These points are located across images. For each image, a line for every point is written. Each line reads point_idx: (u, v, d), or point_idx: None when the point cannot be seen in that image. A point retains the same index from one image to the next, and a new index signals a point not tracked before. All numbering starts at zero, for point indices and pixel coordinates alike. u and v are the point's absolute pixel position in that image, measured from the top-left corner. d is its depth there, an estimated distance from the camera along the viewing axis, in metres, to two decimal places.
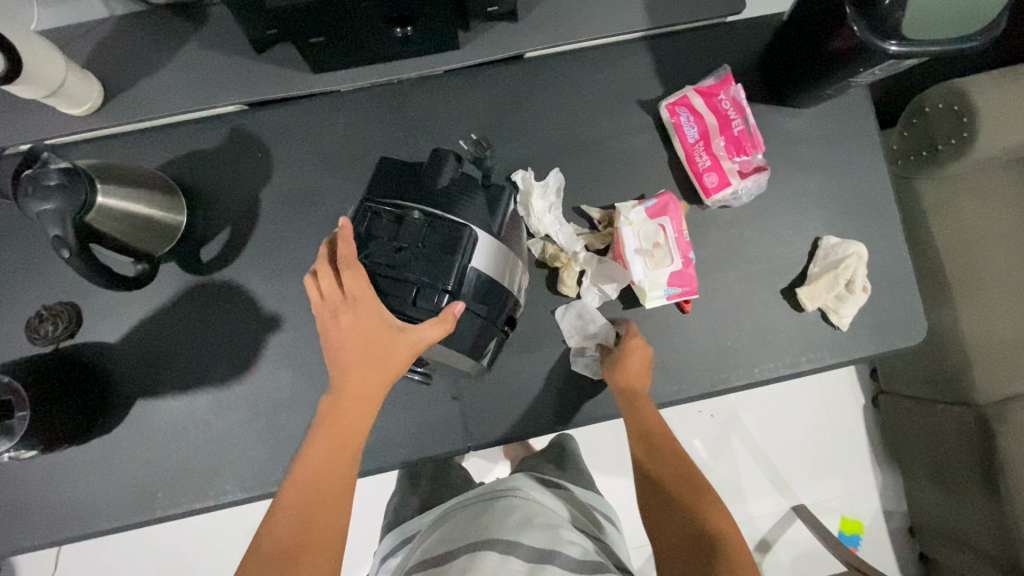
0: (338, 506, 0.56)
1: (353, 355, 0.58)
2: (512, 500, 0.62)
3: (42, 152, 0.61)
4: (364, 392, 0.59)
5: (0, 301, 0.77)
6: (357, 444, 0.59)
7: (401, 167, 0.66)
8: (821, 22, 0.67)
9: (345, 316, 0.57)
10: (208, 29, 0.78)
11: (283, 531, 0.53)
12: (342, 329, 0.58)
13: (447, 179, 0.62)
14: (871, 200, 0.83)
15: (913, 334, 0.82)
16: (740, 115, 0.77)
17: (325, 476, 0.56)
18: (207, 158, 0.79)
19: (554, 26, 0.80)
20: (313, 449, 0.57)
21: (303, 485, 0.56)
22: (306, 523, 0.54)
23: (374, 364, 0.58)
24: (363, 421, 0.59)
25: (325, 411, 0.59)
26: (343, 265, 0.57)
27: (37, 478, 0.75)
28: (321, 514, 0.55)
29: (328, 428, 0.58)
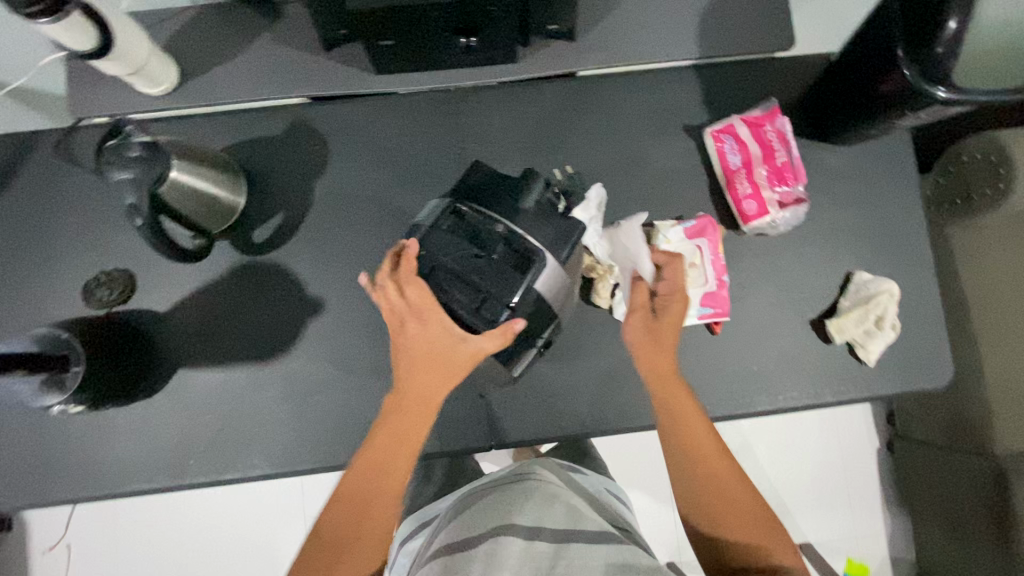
0: (388, 500, 0.63)
1: (413, 369, 0.63)
2: (530, 484, 0.65)
3: (127, 125, 0.65)
4: (423, 398, 0.64)
5: (61, 263, 0.81)
6: (414, 445, 0.64)
7: (490, 176, 0.68)
8: (870, 63, 0.69)
9: (410, 326, 0.62)
10: (282, 24, 0.82)
11: (342, 519, 0.62)
12: (408, 337, 0.62)
13: (533, 200, 0.64)
14: (905, 241, 0.84)
15: (938, 377, 0.83)
16: (784, 147, 0.80)
17: (380, 474, 0.63)
18: (268, 145, 0.83)
19: (609, 48, 0.83)
20: (371, 448, 0.64)
21: (360, 480, 0.63)
22: (360, 515, 0.62)
23: (432, 376, 0.63)
24: (418, 429, 0.65)
25: (390, 411, 0.65)
26: (405, 276, 0.61)
27: (76, 434, 0.78)
28: (373, 509, 0.62)
29: (387, 430, 0.64)
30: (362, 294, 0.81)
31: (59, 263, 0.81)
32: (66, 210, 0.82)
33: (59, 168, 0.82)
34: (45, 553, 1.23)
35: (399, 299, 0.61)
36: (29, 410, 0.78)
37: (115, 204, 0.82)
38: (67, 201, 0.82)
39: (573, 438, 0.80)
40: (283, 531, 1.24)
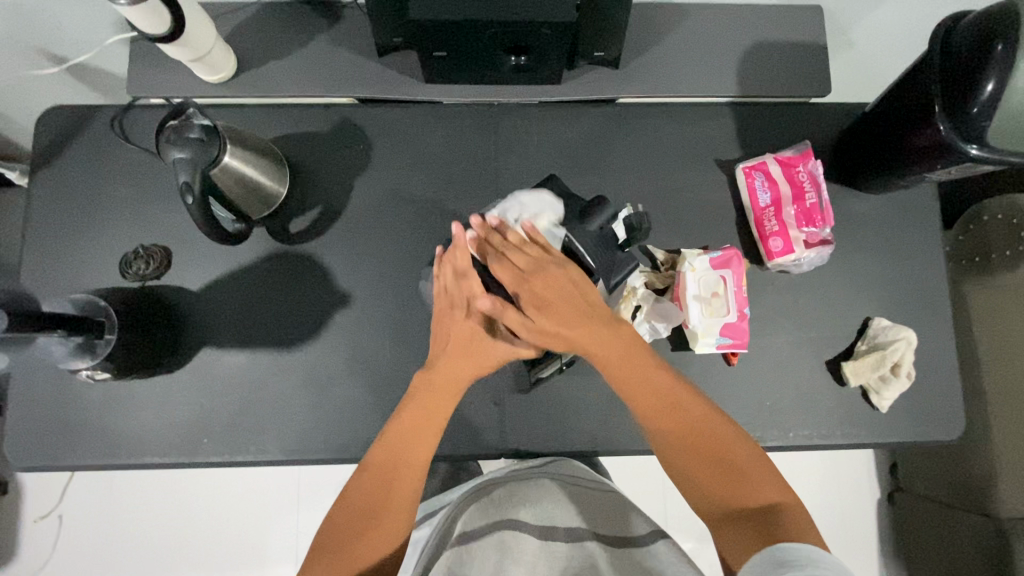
0: (414, 473, 0.65)
1: (451, 348, 0.68)
2: (543, 482, 0.73)
3: (190, 108, 0.68)
4: (454, 380, 0.68)
5: (103, 234, 0.83)
6: (441, 423, 0.68)
7: (562, 194, 0.78)
8: (905, 117, 0.71)
9: (459, 314, 0.68)
10: (340, 26, 0.84)
11: (368, 488, 0.64)
12: (452, 323, 0.68)
13: (593, 227, 0.75)
14: (925, 293, 0.86)
15: (948, 430, 0.83)
16: (815, 190, 0.82)
17: (409, 447, 0.66)
18: (314, 140, 0.86)
19: (652, 79, 0.86)
20: (400, 423, 0.67)
21: (388, 451, 0.66)
22: (386, 484, 0.64)
23: (468, 359, 0.68)
24: (445, 405, 0.68)
25: (417, 388, 0.69)
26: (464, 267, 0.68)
27: (97, 401, 0.79)
28: (399, 479, 0.65)
29: (416, 406, 0.68)
30: (389, 292, 0.83)
31: (100, 233, 0.83)
32: (113, 183, 0.84)
33: (111, 143, 0.85)
34: (35, 521, 1.23)
35: (455, 287, 0.69)
36: (53, 374, 0.79)
37: (160, 183, 0.84)
38: (114, 175, 0.84)
39: (582, 455, 0.81)
40: (275, 522, 1.24)
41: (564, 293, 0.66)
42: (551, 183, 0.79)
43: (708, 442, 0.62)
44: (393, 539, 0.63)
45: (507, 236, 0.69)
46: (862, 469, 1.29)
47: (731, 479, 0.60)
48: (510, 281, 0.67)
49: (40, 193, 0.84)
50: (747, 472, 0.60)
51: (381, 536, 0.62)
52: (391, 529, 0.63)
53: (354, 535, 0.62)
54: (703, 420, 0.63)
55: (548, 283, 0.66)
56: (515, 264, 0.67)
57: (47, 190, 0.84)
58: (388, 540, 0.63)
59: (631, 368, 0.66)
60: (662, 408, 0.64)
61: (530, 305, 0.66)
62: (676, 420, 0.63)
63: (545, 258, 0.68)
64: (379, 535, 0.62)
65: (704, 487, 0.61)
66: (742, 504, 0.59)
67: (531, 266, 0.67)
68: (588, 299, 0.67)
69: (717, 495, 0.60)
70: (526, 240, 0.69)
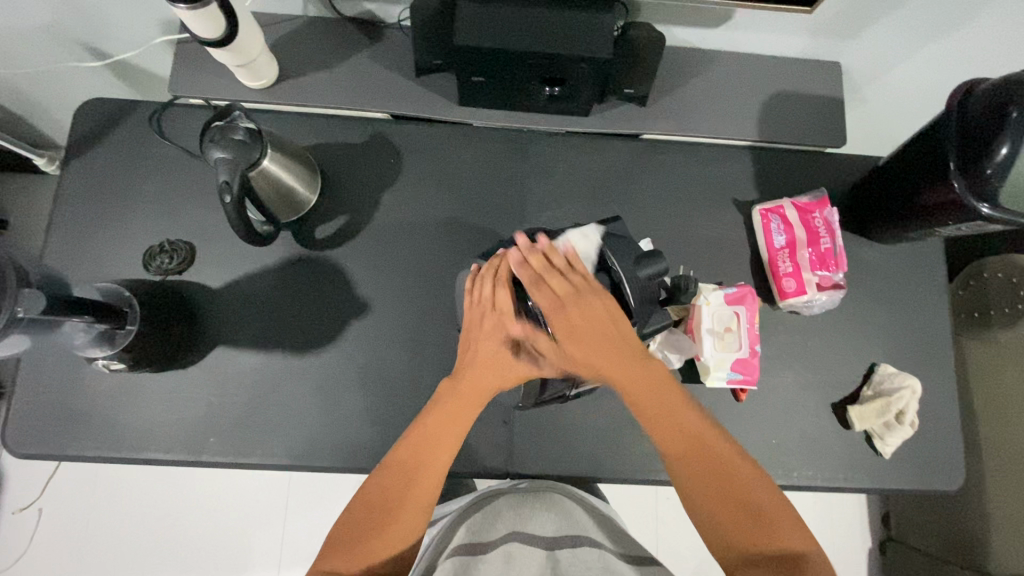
0: (433, 473, 0.67)
1: (481, 354, 0.70)
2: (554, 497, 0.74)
3: (236, 110, 0.70)
4: (480, 388, 0.70)
5: (129, 226, 0.84)
6: (463, 428, 0.69)
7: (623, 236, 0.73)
8: (920, 173, 0.75)
9: (489, 323, 0.69)
10: (382, 45, 0.87)
11: (387, 485, 0.66)
12: (482, 331, 0.70)
13: (644, 276, 0.70)
14: (930, 343, 0.88)
15: (949, 480, 0.84)
16: (829, 236, 0.84)
17: (431, 451, 0.68)
18: (347, 151, 0.88)
19: (677, 117, 0.89)
20: (423, 426, 0.69)
21: (409, 451, 0.68)
22: (406, 483, 0.66)
23: (495, 371, 0.69)
24: (471, 409, 0.70)
25: (445, 392, 0.70)
26: (501, 280, 0.69)
27: (105, 392, 0.79)
28: (419, 480, 0.67)
29: (441, 411, 0.69)
30: (408, 304, 0.84)
31: (128, 225, 0.84)
32: (144, 177, 0.86)
33: (146, 139, 0.86)
34: (14, 513, 1.19)
35: (492, 295, 0.69)
36: (64, 361, 0.79)
37: (192, 180, 0.86)
38: (147, 170, 0.86)
39: (588, 480, 0.81)
40: (262, 530, 1.21)
41: (596, 319, 0.66)
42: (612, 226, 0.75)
43: (707, 465, 0.63)
44: (409, 537, 0.65)
45: (554, 260, 0.68)
46: (854, 515, 1.29)
47: (751, 520, 0.61)
48: (549, 310, 0.67)
49: (71, 181, 0.85)
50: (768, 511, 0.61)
51: (397, 533, 0.64)
52: (408, 527, 0.65)
53: (372, 530, 0.64)
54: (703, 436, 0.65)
55: (584, 312, 0.66)
56: (553, 291, 0.67)
57: (78, 179, 0.85)
58: (404, 539, 0.65)
59: (662, 407, 0.66)
60: (681, 445, 0.65)
61: (563, 330, 0.67)
62: (696, 458, 0.64)
63: (584, 286, 0.67)
64: (397, 533, 0.64)
65: (722, 525, 0.62)
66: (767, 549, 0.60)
67: (568, 294, 0.66)
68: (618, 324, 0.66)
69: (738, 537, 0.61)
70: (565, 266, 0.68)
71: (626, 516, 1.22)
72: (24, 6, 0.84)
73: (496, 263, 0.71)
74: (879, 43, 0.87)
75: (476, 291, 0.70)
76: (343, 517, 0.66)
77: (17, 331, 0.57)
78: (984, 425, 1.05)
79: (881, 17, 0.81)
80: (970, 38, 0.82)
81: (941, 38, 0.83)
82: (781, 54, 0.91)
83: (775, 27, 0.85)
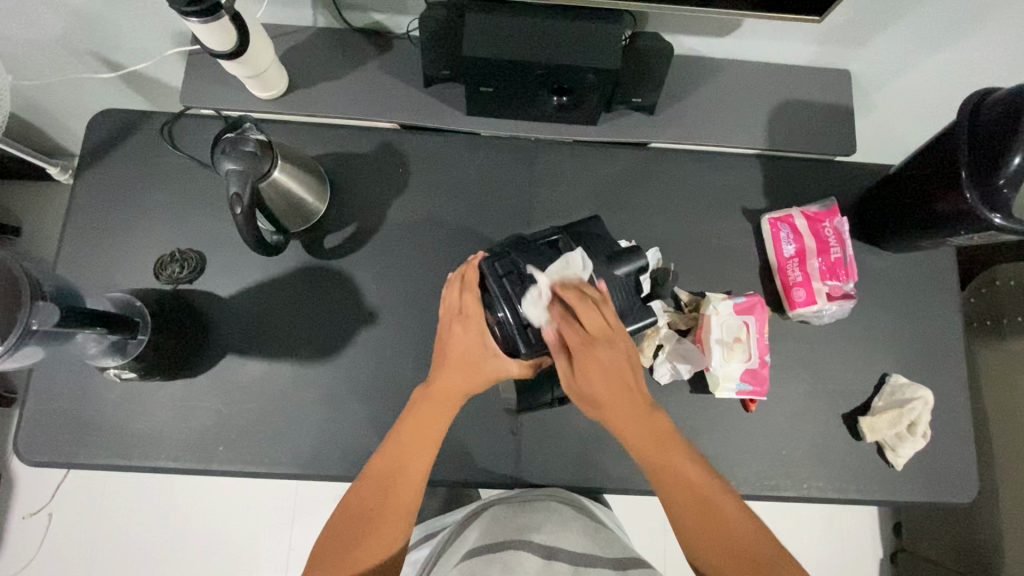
0: (411, 480, 0.67)
1: (448, 363, 0.69)
2: (551, 506, 0.74)
3: (246, 122, 0.70)
4: (450, 394, 0.69)
5: (140, 235, 0.85)
6: (437, 433, 0.69)
7: (602, 234, 0.71)
8: (931, 181, 0.74)
9: (456, 327, 0.67)
10: (390, 55, 0.88)
11: (369, 492, 0.66)
12: (450, 336, 0.68)
13: (621, 273, 0.68)
14: (941, 352, 0.87)
15: (962, 491, 0.83)
16: (840, 246, 0.84)
17: (407, 458, 0.67)
18: (355, 160, 0.89)
19: (685, 125, 0.88)
20: (399, 433, 0.68)
21: (389, 459, 0.67)
22: (384, 492, 0.66)
23: (463, 375, 0.68)
24: (442, 417, 0.69)
25: (418, 399, 0.69)
26: (467, 285, 0.67)
27: (116, 400, 0.79)
28: (398, 488, 0.66)
29: (415, 418, 0.68)
30: (415, 313, 0.84)
31: (139, 234, 0.85)
32: (156, 186, 0.86)
33: (158, 149, 0.87)
34: (24, 518, 1.20)
35: (459, 300, 0.67)
36: (75, 370, 0.80)
37: (202, 190, 0.86)
38: (158, 179, 0.87)
39: (596, 490, 0.81)
40: (268, 538, 1.21)
41: (620, 370, 0.64)
42: (590, 222, 0.73)
43: (700, 509, 0.65)
44: (391, 543, 0.65)
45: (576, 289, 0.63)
46: (863, 527, 1.27)
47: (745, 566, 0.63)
48: (577, 350, 0.63)
49: (84, 191, 0.86)
50: (762, 558, 0.63)
51: (379, 538, 0.65)
52: (388, 533, 0.65)
53: (354, 538, 0.65)
54: (703, 484, 0.66)
55: (608, 360, 0.63)
56: (586, 330, 0.62)
57: (90, 189, 0.86)
58: (385, 546, 0.65)
59: (666, 457, 0.66)
60: (683, 495, 0.65)
61: (584, 371, 0.64)
62: (697, 509, 0.65)
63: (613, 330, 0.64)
64: (377, 540, 0.65)
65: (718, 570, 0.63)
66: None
67: (598, 338, 0.63)
68: (634, 377, 0.65)
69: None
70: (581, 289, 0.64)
71: (634, 526, 1.21)
72: (40, 19, 0.85)
73: (464, 267, 0.68)
74: (887, 51, 0.86)
75: (445, 298, 0.69)
76: (328, 521, 0.67)
77: (33, 343, 0.58)
78: (998, 436, 1.03)
79: (890, 25, 0.81)
80: (981, 45, 0.82)
81: (952, 45, 0.83)
82: (790, 61, 0.91)
83: (783, 35, 0.85)
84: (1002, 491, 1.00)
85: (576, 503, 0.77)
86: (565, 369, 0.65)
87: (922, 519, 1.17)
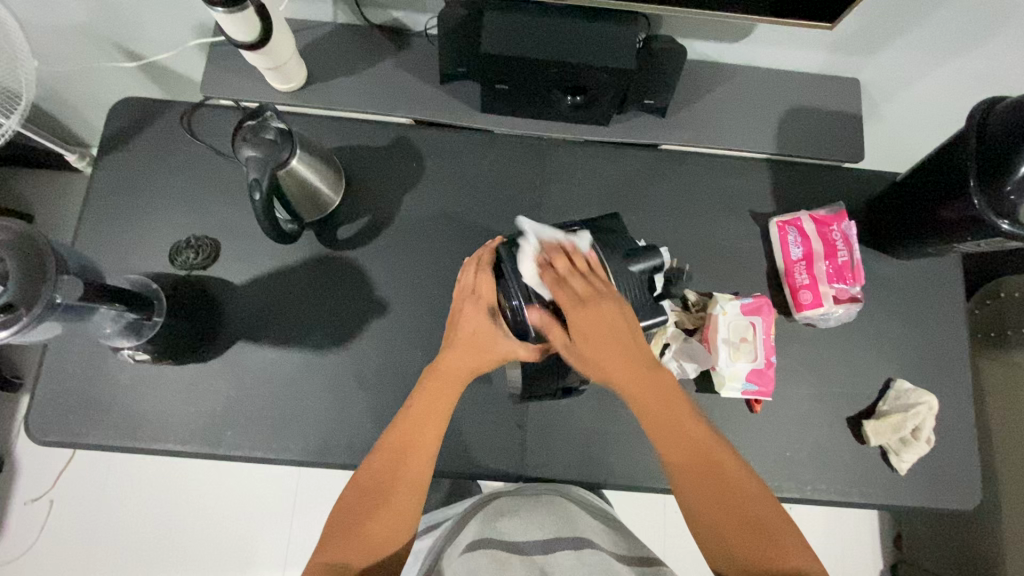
0: (422, 456, 0.67)
1: (458, 342, 0.70)
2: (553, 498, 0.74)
3: (267, 110, 0.72)
4: (458, 372, 0.70)
5: (155, 221, 0.86)
6: (447, 411, 0.70)
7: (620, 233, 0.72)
8: (939, 188, 0.75)
9: (467, 306, 0.70)
10: (407, 52, 0.89)
11: (379, 467, 0.66)
12: (461, 316, 0.70)
13: (636, 270, 0.68)
14: (946, 358, 0.87)
15: (965, 498, 0.83)
16: (847, 250, 0.85)
17: (417, 434, 0.68)
18: (370, 153, 0.90)
19: (696, 128, 0.90)
20: (410, 407, 0.69)
21: (400, 433, 0.68)
22: (396, 464, 0.66)
23: (471, 353, 0.70)
24: (453, 391, 0.70)
25: (426, 376, 0.71)
26: (479, 267, 0.70)
27: (127, 382, 0.80)
28: (408, 462, 0.67)
29: (425, 394, 0.69)
30: (425, 306, 0.85)
31: (156, 220, 0.86)
32: (174, 174, 0.88)
33: (177, 137, 0.89)
34: (26, 503, 1.21)
35: (474, 280, 0.70)
36: (88, 351, 0.81)
37: (219, 179, 0.88)
38: (176, 167, 0.88)
39: (599, 485, 0.81)
40: (266, 531, 1.21)
41: (615, 331, 0.63)
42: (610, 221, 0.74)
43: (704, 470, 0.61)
44: (401, 523, 0.64)
45: (577, 261, 0.66)
46: (864, 537, 1.27)
47: (751, 534, 0.58)
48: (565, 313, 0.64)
49: (103, 176, 0.87)
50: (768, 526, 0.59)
51: (391, 513, 0.64)
52: (399, 511, 0.65)
53: (364, 515, 0.64)
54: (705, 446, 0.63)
55: (600, 314, 0.63)
56: (575, 290, 0.64)
57: (109, 175, 0.88)
58: (398, 522, 0.64)
59: (671, 416, 0.64)
60: (684, 449, 0.62)
61: (577, 332, 0.63)
62: (704, 471, 0.61)
63: (604, 290, 0.64)
64: (388, 517, 0.64)
65: (721, 537, 0.59)
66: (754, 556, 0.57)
67: (592, 295, 0.64)
68: (637, 339, 0.63)
69: (738, 557, 0.58)
70: (589, 269, 0.66)
71: (633, 529, 1.21)
72: (66, 7, 0.87)
73: (481, 252, 0.72)
74: (897, 60, 0.88)
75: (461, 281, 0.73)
76: (337, 503, 0.66)
77: (55, 317, 0.59)
78: (1000, 448, 1.03)
79: (902, 33, 0.82)
80: (991, 57, 0.83)
81: (963, 55, 0.84)
82: (800, 69, 0.93)
83: (795, 41, 0.87)
84: (1004, 503, 1.00)
85: (578, 494, 0.77)
86: (561, 336, 0.65)
87: (924, 531, 1.17)
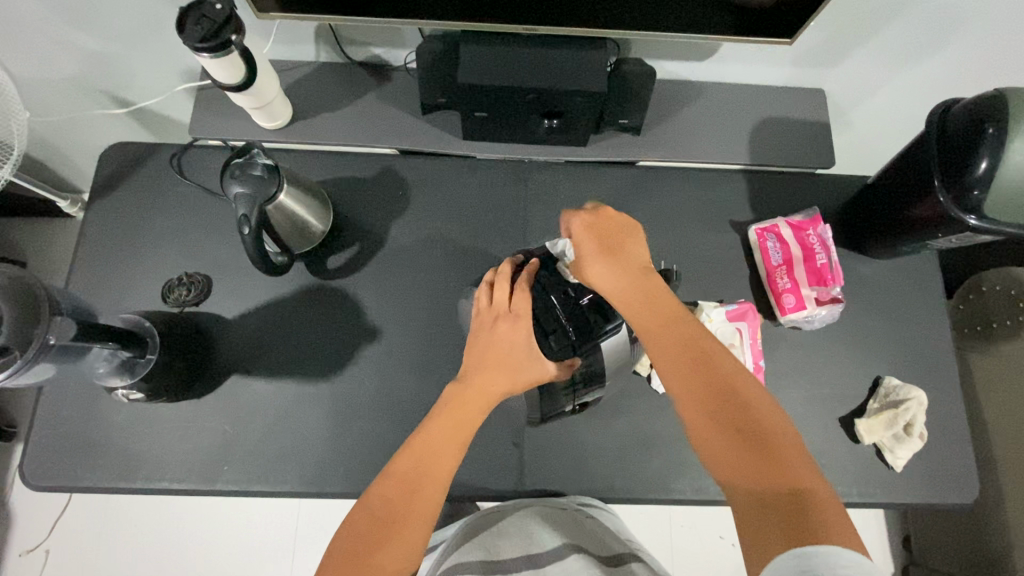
0: (438, 479, 0.63)
1: (487, 361, 0.68)
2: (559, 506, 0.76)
3: (254, 148, 0.75)
4: (485, 393, 0.67)
5: (149, 261, 0.88)
6: (467, 434, 0.66)
7: None
8: (910, 188, 0.78)
9: (501, 324, 0.69)
10: (389, 86, 0.92)
11: (392, 492, 0.61)
12: (495, 334, 0.69)
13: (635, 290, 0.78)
14: (931, 353, 0.89)
15: (961, 492, 0.83)
16: (825, 252, 0.87)
17: (436, 455, 0.64)
18: (358, 183, 0.93)
19: (673, 142, 0.92)
20: (428, 431, 0.66)
21: (416, 457, 0.63)
22: (411, 489, 0.61)
23: (502, 371, 0.68)
24: (477, 413, 0.67)
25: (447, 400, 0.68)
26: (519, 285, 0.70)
27: (122, 423, 0.80)
28: (424, 487, 0.62)
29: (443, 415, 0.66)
30: (417, 330, 0.86)
31: (149, 258, 0.88)
32: (168, 213, 0.90)
33: (168, 178, 0.91)
34: (21, 555, 1.18)
35: (509, 300, 0.70)
36: (84, 393, 0.81)
37: (210, 216, 0.90)
38: (170, 207, 0.90)
39: (598, 500, 0.81)
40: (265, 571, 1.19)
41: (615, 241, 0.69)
42: None
43: (718, 387, 0.56)
44: (411, 556, 0.59)
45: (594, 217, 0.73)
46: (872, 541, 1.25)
47: (766, 436, 0.52)
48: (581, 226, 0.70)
49: (95, 219, 0.89)
50: (784, 446, 0.52)
51: (404, 541, 0.59)
52: (415, 537, 0.59)
53: (377, 541, 0.58)
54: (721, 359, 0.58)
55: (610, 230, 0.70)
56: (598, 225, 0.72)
57: (102, 217, 0.89)
58: (411, 551, 0.59)
59: (675, 329, 0.61)
60: (680, 349, 0.59)
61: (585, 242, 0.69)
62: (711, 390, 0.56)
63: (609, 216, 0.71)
64: (402, 544, 0.58)
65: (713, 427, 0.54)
66: (756, 447, 0.52)
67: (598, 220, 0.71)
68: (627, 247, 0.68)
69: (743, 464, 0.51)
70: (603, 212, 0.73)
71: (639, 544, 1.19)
72: (58, 59, 0.90)
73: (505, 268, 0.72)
74: (858, 69, 0.92)
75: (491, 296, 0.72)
76: (339, 527, 0.61)
77: (48, 359, 0.60)
78: (998, 441, 1.03)
79: (859, 45, 0.86)
80: (947, 62, 0.87)
81: (920, 62, 0.88)
82: (767, 82, 0.96)
83: (759, 57, 0.90)
84: (1006, 496, 1.00)
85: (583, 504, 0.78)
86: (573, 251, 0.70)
87: (932, 531, 1.16)
